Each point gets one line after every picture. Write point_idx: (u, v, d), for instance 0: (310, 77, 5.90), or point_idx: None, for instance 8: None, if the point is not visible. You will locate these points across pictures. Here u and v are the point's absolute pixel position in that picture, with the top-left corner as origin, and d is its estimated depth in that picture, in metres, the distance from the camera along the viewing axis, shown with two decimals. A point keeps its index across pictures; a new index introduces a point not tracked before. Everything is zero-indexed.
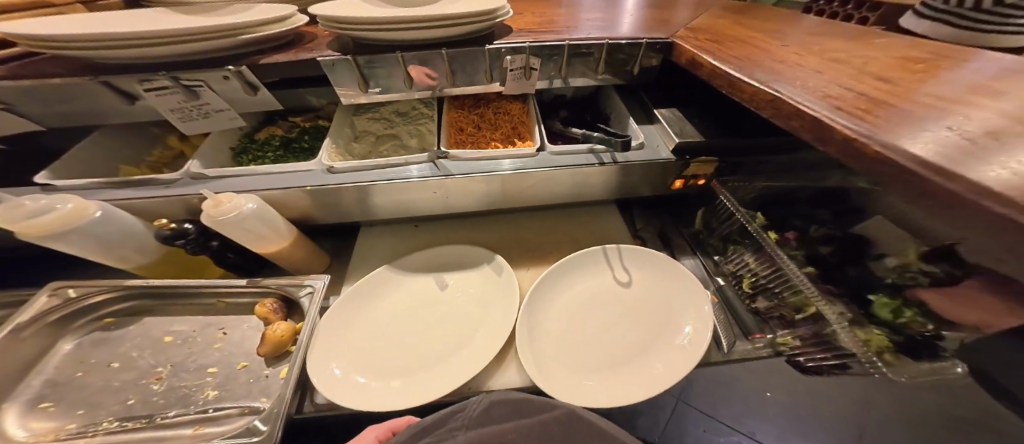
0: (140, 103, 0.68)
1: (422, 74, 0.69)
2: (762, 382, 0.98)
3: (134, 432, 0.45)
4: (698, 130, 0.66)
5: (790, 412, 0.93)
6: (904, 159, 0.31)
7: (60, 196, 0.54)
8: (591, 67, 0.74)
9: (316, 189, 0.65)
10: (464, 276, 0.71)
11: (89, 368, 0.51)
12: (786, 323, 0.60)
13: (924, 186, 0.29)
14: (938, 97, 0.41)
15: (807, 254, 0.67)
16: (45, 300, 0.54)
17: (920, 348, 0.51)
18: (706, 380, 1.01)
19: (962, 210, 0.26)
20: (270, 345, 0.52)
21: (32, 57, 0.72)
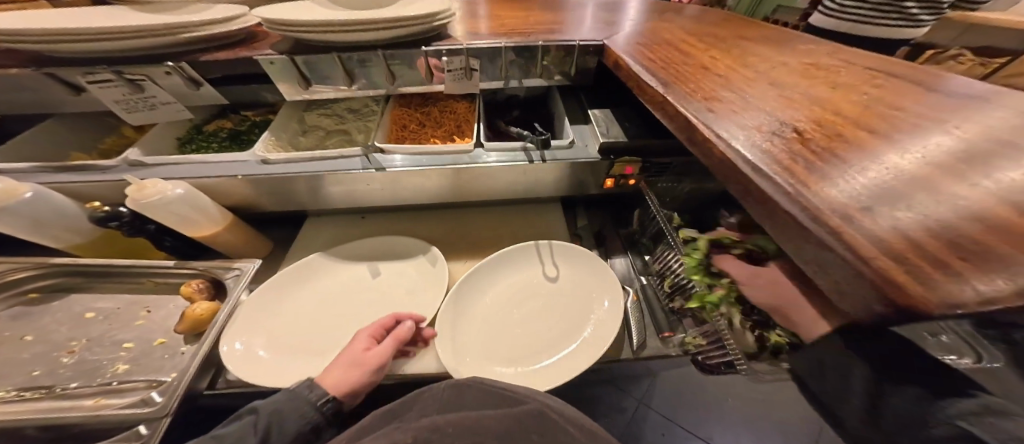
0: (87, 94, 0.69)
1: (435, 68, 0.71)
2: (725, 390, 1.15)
3: (32, 403, 0.45)
4: (626, 132, 0.68)
5: (743, 416, 1.09)
6: None
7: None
8: (532, 69, 0.75)
9: (248, 178, 0.67)
10: (395, 267, 0.73)
11: (2, 340, 0.52)
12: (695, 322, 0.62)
13: None
14: (818, 106, 0.43)
15: None
16: None
17: None
18: (665, 386, 1.16)
19: None
20: (188, 322, 0.54)
21: None
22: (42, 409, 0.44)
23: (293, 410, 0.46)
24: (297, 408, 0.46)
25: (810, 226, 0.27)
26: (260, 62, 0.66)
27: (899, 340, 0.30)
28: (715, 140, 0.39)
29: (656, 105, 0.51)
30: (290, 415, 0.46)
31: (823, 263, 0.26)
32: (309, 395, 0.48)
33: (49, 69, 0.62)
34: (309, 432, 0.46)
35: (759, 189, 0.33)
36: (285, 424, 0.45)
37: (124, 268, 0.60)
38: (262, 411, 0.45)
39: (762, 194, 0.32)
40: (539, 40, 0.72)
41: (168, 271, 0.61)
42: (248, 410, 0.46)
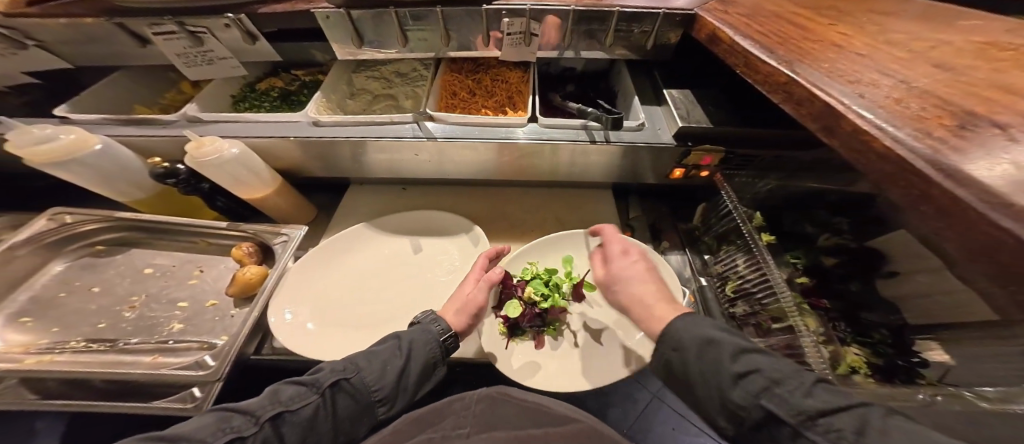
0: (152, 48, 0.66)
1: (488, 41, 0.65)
2: None
3: (99, 354, 0.48)
4: (711, 117, 0.58)
5: None
6: (924, 160, 0.25)
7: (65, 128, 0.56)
8: (603, 39, 0.65)
9: (299, 140, 0.65)
10: (437, 243, 0.69)
11: (72, 291, 0.55)
12: (761, 332, 0.55)
13: (936, 195, 0.23)
14: (1009, 90, 0.32)
15: (808, 264, 0.59)
16: (44, 223, 0.57)
17: (897, 372, 0.46)
18: None
19: (973, 225, 0.21)
20: (240, 286, 0.54)
21: None
22: (107, 362, 0.47)
23: (423, 341, 0.49)
24: (427, 343, 0.49)
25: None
26: (316, 16, 0.61)
27: (667, 332, 0.40)
28: (873, 131, 0.30)
29: (776, 87, 0.42)
30: (423, 347, 0.48)
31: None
32: (433, 329, 0.50)
33: (119, 19, 0.60)
34: (435, 365, 0.49)
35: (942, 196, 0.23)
36: (417, 354, 0.48)
37: (181, 227, 0.60)
38: (404, 339, 0.49)
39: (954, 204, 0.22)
40: (613, 5, 0.60)
41: (222, 231, 0.61)
42: (389, 336, 0.51)
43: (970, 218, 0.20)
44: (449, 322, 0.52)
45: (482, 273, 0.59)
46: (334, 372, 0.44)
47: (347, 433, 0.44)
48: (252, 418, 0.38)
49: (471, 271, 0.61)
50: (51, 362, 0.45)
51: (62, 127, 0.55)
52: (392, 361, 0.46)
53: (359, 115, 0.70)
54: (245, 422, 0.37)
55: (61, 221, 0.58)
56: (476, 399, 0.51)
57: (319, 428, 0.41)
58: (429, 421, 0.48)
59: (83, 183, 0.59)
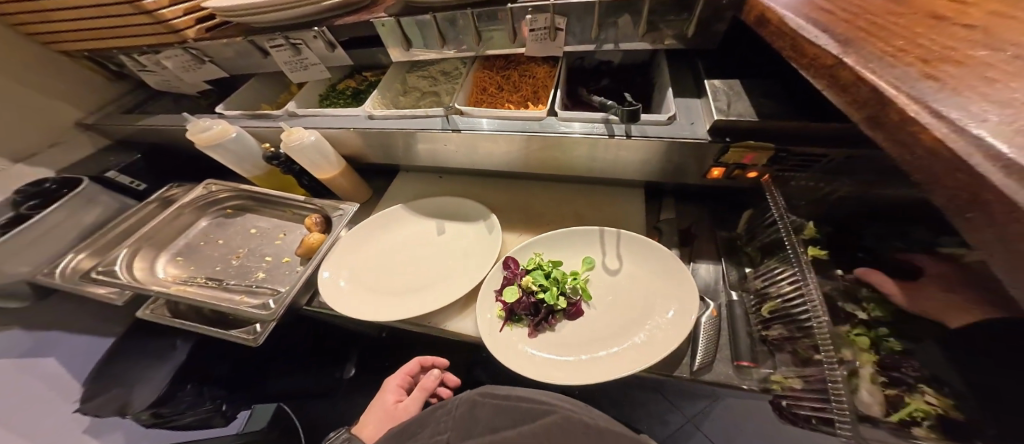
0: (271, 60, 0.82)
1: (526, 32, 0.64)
2: None
3: (209, 288, 0.68)
4: (758, 109, 0.49)
5: None
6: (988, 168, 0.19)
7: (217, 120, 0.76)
8: (633, 29, 0.60)
9: (357, 131, 0.77)
10: (461, 227, 0.76)
11: (207, 242, 0.76)
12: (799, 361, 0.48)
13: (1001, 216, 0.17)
14: None
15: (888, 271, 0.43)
16: (201, 190, 0.81)
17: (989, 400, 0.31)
18: (726, 415, 1.10)
19: None
20: (305, 248, 0.69)
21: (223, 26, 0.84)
22: (215, 295, 0.66)
23: None
24: None
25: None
26: (375, 25, 0.71)
27: None
28: (927, 120, 0.23)
29: (820, 72, 0.34)
30: None
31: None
32: None
33: (251, 37, 0.75)
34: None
35: (1006, 202, 0.17)
36: None
37: (276, 199, 0.80)
38: None
39: (1009, 209, 0.17)
40: None
41: (300, 204, 0.78)
42: None
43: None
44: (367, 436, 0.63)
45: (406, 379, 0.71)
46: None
47: None
48: None
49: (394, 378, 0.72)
50: (185, 291, 0.65)
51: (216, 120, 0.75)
52: None
53: (405, 110, 0.80)
54: None
55: (207, 191, 0.81)
56: (457, 404, 0.55)
57: None
58: (412, 431, 0.53)
59: (225, 162, 0.79)
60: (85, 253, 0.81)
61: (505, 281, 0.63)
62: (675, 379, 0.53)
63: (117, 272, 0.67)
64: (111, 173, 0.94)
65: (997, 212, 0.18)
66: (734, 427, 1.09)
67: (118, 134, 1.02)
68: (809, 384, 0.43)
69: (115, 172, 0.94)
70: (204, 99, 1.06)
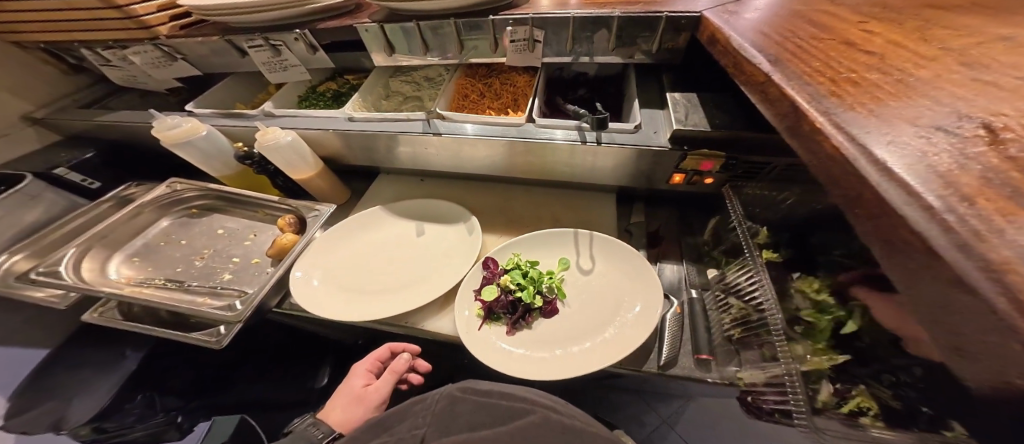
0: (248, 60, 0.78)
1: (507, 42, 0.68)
2: (762, 430, 1.09)
3: (169, 290, 0.63)
4: (712, 120, 0.55)
5: None
6: (879, 169, 0.23)
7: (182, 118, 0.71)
8: (603, 44, 0.65)
9: (338, 132, 0.77)
10: (440, 229, 0.77)
11: (168, 241, 0.70)
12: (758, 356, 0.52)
13: (890, 207, 0.22)
14: (1009, 87, 0.28)
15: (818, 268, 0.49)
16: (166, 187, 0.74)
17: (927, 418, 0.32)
18: (693, 413, 1.15)
19: (924, 241, 0.19)
20: (276, 248, 0.68)
21: (199, 22, 0.82)
22: (174, 297, 0.62)
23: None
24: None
25: (984, 291, 0.16)
26: (358, 30, 0.72)
27: None
28: (829, 131, 0.28)
29: (755, 88, 0.39)
30: None
31: (980, 356, 0.16)
32: (314, 435, 0.56)
33: (227, 36, 0.72)
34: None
35: (882, 201, 0.22)
36: None
37: (243, 198, 0.76)
38: None
39: (885, 208, 0.22)
40: (615, 11, 0.61)
41: (274, 205, 0.76)
42: None
43: (926, 237, 0.19)
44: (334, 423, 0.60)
45: (374, 363, 0.70)
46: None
47: None
48: None
49: (361, 363, 0.70)
50: (141, 293, 0.60)
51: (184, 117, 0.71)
52: None
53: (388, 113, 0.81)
54: None
55: (170, 189, 0.74)
56: (436, 399, 0.55)
57: None
58: (388, 424, 0.52)
59: (191, 161, 0.74)
60: (22, 255, 0.74)
61: (484, 281, 0.64)
62: (643, 373, 0.56)
63: (62, 273, 0.60)
64: (60, 170, 0.87)
65: (885, 202, 0.22)
66: (700, 422, 1.14)
67: (72, 129, 0.95)
68: (770, 382, 0.47)
69: (65, 170, 0.87)
70: (174, 97, 1.02)
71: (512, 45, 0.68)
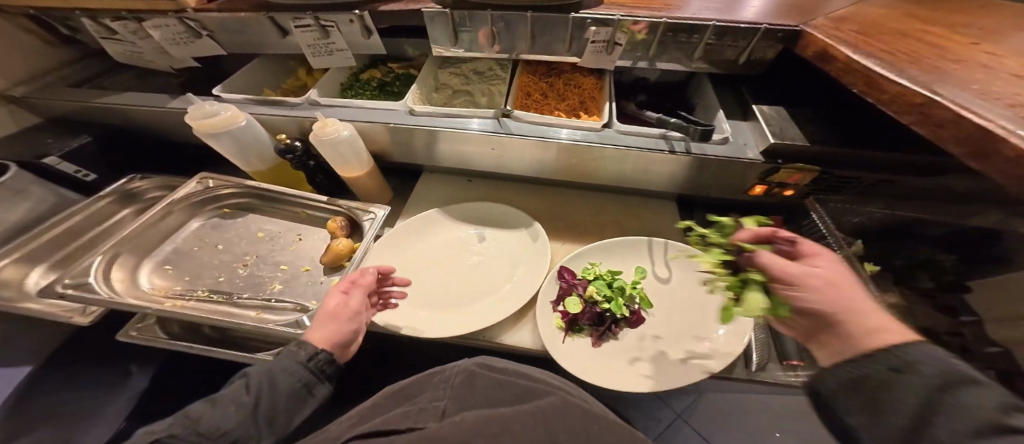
0: (289, 40, 0.69)
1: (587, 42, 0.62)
2: (779, 427, 1.15)
3: (217, 304, 0.56)
4: (808, 135, 0.53)
5: None
6: None
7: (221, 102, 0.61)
8: (688, 51, 0.62)
9: (395, 126, 0.70)
10: (502, 235, 0.73)
11: (203, 246, 0.62)
12: None
13: None
14: None
15: None
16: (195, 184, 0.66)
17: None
18: (714, 411, 1.19)
19: None
20: (332, 255, 0.61)
21: None
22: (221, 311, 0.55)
23: (282, 372, 0.43)
24: (289, 372, 0.44)
25: None
26: (425, 16, 0.64)
27: None
28: None
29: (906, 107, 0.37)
30: (283, 379, 0.43)
31: None
32: (298, 354, 0.45)
33: (272, 12, 0.63)
34: (308, 387, 0.44)
35: None
36: (281, 386, 0.42)
37: (283, 197, 0.68)
38: (251, 382, 0.42)
39: None
40: (711, 20, 0.57)
41: (320, 205, 0.68)
42: (239, 377, 0.43)
43: None
44: (317, 340, 0.47)
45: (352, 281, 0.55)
46: (243, 393, 0.41)
47: None
48: None
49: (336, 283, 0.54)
50: (184, 308, 0.53)
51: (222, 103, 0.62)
52: (232, 407, 0.39)
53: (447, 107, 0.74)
54: None
55: (202, 185, 0.66)
56: (453, 372, 0.46)
57: None
58: (408, 394, 0.44)
59: (224, 152, 0.65)
60: None
61: (563, 291, 0.61)
62: (731, 378, 0.56)
63: (92, 282, 0.51)
64: (47, 159, 0.74)
65: None
66: (721, 420, 1.18)
67: (56, 110, 0.81)
68: None
69: (54, 159, 0.73)
70: (179, 78, 0.89)
71: (592, 44, 0.62)
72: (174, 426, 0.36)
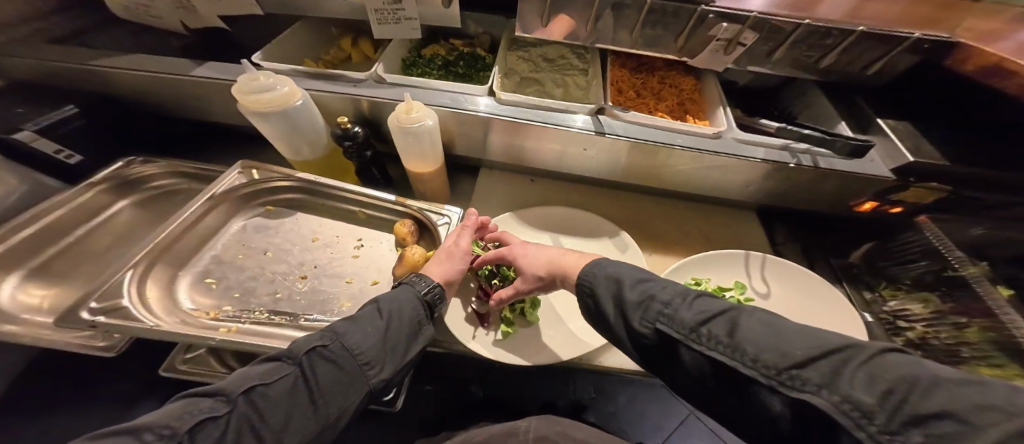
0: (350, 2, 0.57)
1: (708, 39, 0.55)
2: None
3: (280, 328, 0.46)
4: (948, 155, 0.51)
5: None
6: None
7: (279, 76, 0.49)
8: (812, 58, 0.56)
9: (480, 116, 0.61)
10: (586, 244, 0.66)
11: (248, 253, 0.53)
12: None
13: None
14: None
15: None
16: (236, 176, 0.56)
17: None
18: None
19: None
20: (406, 267, 0.50)
21: None
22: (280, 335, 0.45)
23: (406, 304, 0.41)
24: (409, 303, 0.42)
25: None
26: None
27: None
28: None
29: None
30: (405, 309, 0.41)
31: None
32: (419, 288, 0.43)
33: None
34: (422, 324, 0.42)
35: None
36: (403, 315, 0.40)
37: (338, 193, 0.57)
38: (383, 304, 0.41)
39: None
40: (858, 25, 0.50)
41: (384, 204, 0.58)
42: (370, 301, 0.43)
43: None
44: (435, 276, 0.46)
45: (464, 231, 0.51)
46: (376, 316, 0.40)
47: (336, 404, 0.35)
48: (222, 397, 0.31)
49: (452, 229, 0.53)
50: (241, 332, 0.43)
51: (277, 75, 0.49)
52: (371, 327, 0.38)
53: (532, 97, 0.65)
54: (215, 404, 0.30)
55: (248, 179, 0.56)
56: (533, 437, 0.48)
57: (272, 410, 0.31)
58: None
59: (269, 135, 0.53)
60: None
61: None
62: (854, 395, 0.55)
63: (128, 301, 0.42)
64: (23, 133, 0.60)
65: None
66: None
67: (39, 75, 0.67)
68: None
69: (30, 135, 0.60)
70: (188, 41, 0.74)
71: (715, 41, 0.55)
72: (323, 338, 0.37)
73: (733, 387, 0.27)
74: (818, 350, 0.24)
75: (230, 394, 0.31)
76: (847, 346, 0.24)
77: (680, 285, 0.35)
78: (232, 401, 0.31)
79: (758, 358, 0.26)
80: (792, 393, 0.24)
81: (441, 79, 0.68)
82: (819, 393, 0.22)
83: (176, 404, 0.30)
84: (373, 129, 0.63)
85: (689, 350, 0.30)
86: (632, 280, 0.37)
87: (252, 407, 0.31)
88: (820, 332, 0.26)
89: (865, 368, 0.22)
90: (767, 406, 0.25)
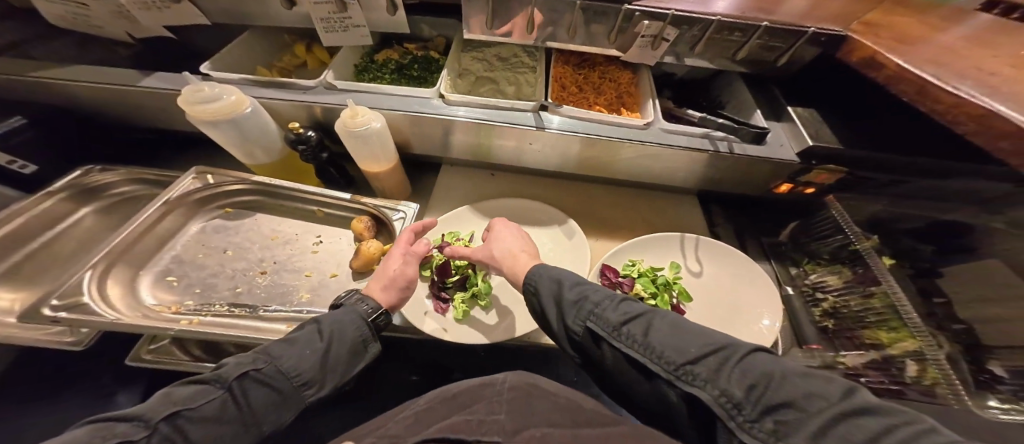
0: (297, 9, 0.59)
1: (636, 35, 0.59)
2: None
3: (238, 319, 0.50)
4: (841, 137, 0.57)
5: None
6: None
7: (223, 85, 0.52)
8: (730, 51, 0.62)
9: (429, 115, 0.64)
10: (537, 233, 0.71)
11: (208, 252, 0.56)
12: (855, 344, 0.56)
13: None
14: None
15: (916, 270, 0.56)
16: (193, 181, 0.59)
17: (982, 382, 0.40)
18: None
19: None
20: (361, 260, 0.55)
21: None
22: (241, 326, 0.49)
23: (350, 323, 0.45)
24: (353, 322, 0.45)
25: None
26: None
27: None
28: None
29: None
30: (348, 329, 0.45)
31: None
32: (363, 309, 0.47)
33: None
34: (364, 343, 0.46)
35: None
36: (345, 334, 0.44)
37: (295, 194, 0.61)
38: (325, 323, 0.44)
39: None
40: (764, 20, 0.55)
41: (340, 202, 0.61)
42: (312, 320, 0.46)
43: None
44: (378, 300, 0.49)
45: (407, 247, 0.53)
46: (318, 336, 0.43)
47: (266, 418, 0.38)
48: (140, 423, 0.31)
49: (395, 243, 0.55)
50: (201, 323, 0.47)
51: (222, 85, 0.52)
52: (311, 347, 0.42)
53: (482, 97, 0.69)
54: (131, 428, 0.30)
55: (204, 182, 0.59)
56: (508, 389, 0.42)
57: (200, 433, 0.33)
58: (459, 405, 0.41)
59: (222, 142, 0.56)
60: None
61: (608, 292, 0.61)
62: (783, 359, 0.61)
63: (88, 299, 0.45)
64: None
65: None
66: None
67: None
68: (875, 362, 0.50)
69: None
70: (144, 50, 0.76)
71: (641, 37, 0.60)
72: (259, 359, 0.39)
73: (646, 376, 0.34)
74: (708, 349, 0.31)
75: (147, 420, 0.31)
76: (728, 347, 0.31)
77: (609, 290, 0.42)
78: (152, 426, 0.31)
79: (663, 355, 0.33)
80: (685, 383, 0.31)
81: (392, 81, 0.71)
82: (704, 387, 0.29)
83: (87, 428, 0.30)
84: (328, 130, 0.67)
85: (612, 345, 0.37)
86: (571, 283, 0.44)
87: (175, 431, 0.32)
88: (712, 333, 0.34)
89: (734, 363, 0.29)
90: (671, 395, 0.32)
